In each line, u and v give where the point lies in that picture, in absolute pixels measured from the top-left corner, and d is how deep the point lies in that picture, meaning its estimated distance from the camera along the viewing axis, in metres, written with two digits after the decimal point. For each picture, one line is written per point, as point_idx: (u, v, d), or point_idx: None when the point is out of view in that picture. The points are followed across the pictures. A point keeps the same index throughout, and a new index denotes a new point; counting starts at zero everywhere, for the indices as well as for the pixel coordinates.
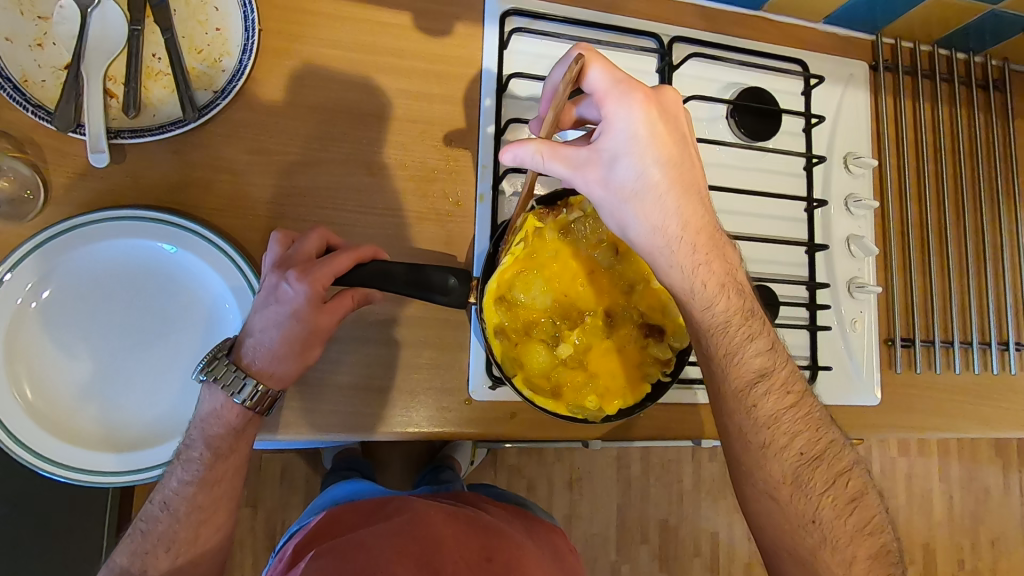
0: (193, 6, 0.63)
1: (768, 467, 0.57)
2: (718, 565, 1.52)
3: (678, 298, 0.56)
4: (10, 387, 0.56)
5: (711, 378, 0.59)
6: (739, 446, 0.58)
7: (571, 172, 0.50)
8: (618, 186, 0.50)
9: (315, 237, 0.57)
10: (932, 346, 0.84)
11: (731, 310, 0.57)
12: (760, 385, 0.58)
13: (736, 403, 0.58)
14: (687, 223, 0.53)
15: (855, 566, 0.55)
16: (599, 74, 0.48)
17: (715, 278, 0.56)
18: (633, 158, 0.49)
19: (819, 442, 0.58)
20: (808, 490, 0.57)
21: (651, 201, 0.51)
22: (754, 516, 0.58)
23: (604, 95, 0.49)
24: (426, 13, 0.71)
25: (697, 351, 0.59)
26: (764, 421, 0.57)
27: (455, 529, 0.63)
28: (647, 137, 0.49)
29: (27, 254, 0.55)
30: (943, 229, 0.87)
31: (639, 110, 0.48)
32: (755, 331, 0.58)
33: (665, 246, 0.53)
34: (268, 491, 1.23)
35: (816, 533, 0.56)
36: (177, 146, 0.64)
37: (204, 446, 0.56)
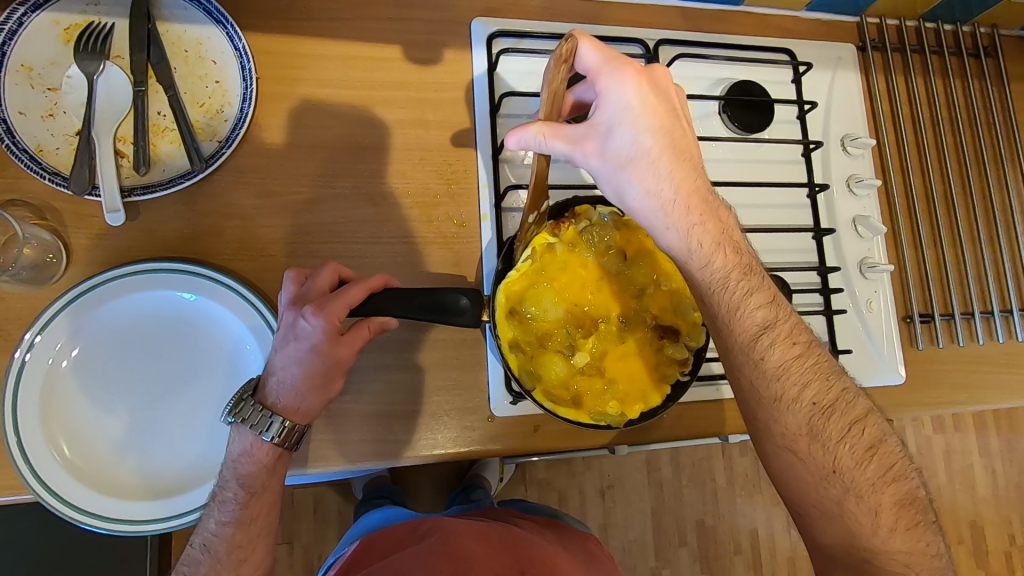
0: (192, 61, 0.66)
1: (783, 421, 0.56)
2: (761, 562, 1.49)
3: (677, 257, 0.55)
4: (47, 445, 0.57)
5: (715, 333, 0.57)
6: (752, 401, 0.56)
7: (569, 147, 0.50)
8: (614, 155, 0.50)
9: (327, 272, 0.58)
10: (952, 319, 0.83)
11: (728, 266, 0.55)
12: (766, 338, 0.55)
13: (743, 358, 0.56)
14: (682, 184, 0.53)
15: (881, 514, 0.55)
16: (591, 50, 0.47)
17: (708, 237, 0.55)
18: (627, 128, 0.49)
19: (832, 391, 0.56)
20: (826, 441, 0.55)
21: (645, 167, 0.51)
22: (777, 471, 0.57)
23: (597, 71, 0.48)
24: (415, 45, 0.73)
25: (700, 308, 0.57)
26: (774, 373, 0.55)
27: (490, 546, 0.63)
28: (640, 109, 0.49)
29: (54, 315, 0.57)
30: (950, 200, 0.87)
31: (630, 83, 0.48)
32: (753, 281, 0.56)
33: (660, 208, 0.53)
34: (302, 526, 1.24)
35: (839, 484, 0.55)
36: (188, 197, 0.66)
37: (238, 486, 0.57)
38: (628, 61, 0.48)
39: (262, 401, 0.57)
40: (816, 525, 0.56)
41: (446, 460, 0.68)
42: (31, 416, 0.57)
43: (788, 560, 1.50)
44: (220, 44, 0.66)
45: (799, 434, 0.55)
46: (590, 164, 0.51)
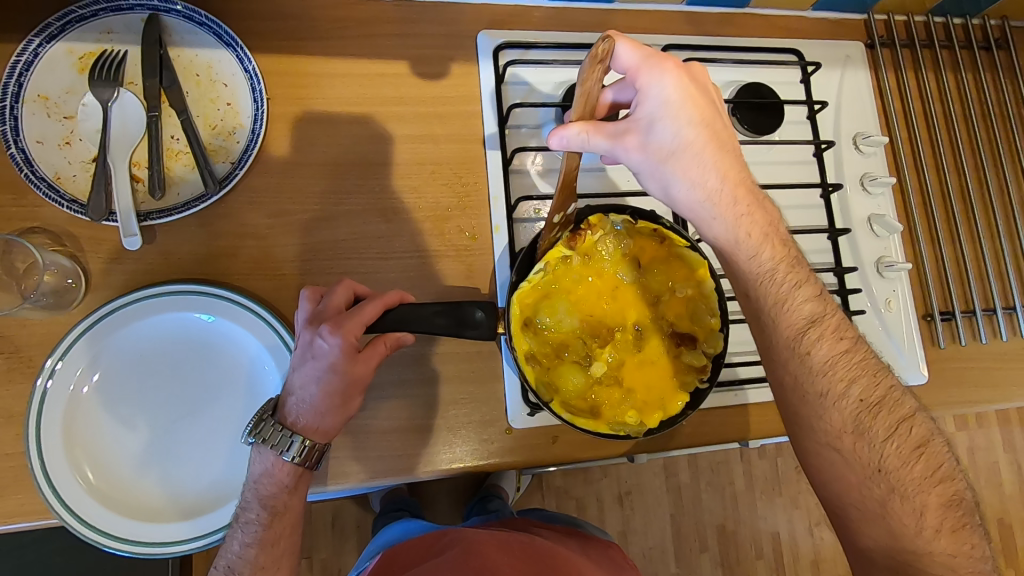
0: (203, 85, 0.66)
1: (828, 418, 0.56)
2: (785, 566, 1.47)
3: (724, 250, 0.57)
4: (71, 471, 0.58)
5: (758, 327, 0.58)
6: (797, 396, 0.57)
7: (611, 143, 0.51)
8: (657, 149, 0.52)
9: (342, 290, 0.58)
10: (974, 316, 0.82)
11: (777, 259, 0.57)
12: (813, 331, 0.56)
13: (789, 351, 0.56)
14: (726, 175, 0.55)
15: (926, 515, 0.54)
16: (630, 49, 0.49)
17: (757, 229, 0.57)
18: (669, 121, 0.51)
19: (878, 388, 0.57)
20: (871, 438, 0.56)
21: (688, 159, 0.53)
22: (818, 470, 0.57)
23: (636, 70, 0.50)
24: (422, 59, 0.73)
25: (746, 303, 0.59)
26: (820, 368, 0.56)
27: (511, 555, 0.63)
28: (682, 101, 0.51)
29: (75, 341, 0.58)
30: (967, 196, 0.86)
31: (671, 77, 0.50)
32: (798, 276, 0.58)
33: (706, 200, 0.55)
34: (321, 540, 1.24)
35: (884, 484, 0.55)
36: (202, 219, 0.66)
37: (260, 507, 0.57)
38: (666, 56, 0.51)
39: (282, 420, 0.58)
40: (857, 526, 0.56)
41: (466, 473, 0.68)
42: (55, 442, 0.57)
43: (811, 563, 1.48)
44: (231, 67, 0.67)
45: (844, 431, 0.56)
46: (632, 159, 0.53)
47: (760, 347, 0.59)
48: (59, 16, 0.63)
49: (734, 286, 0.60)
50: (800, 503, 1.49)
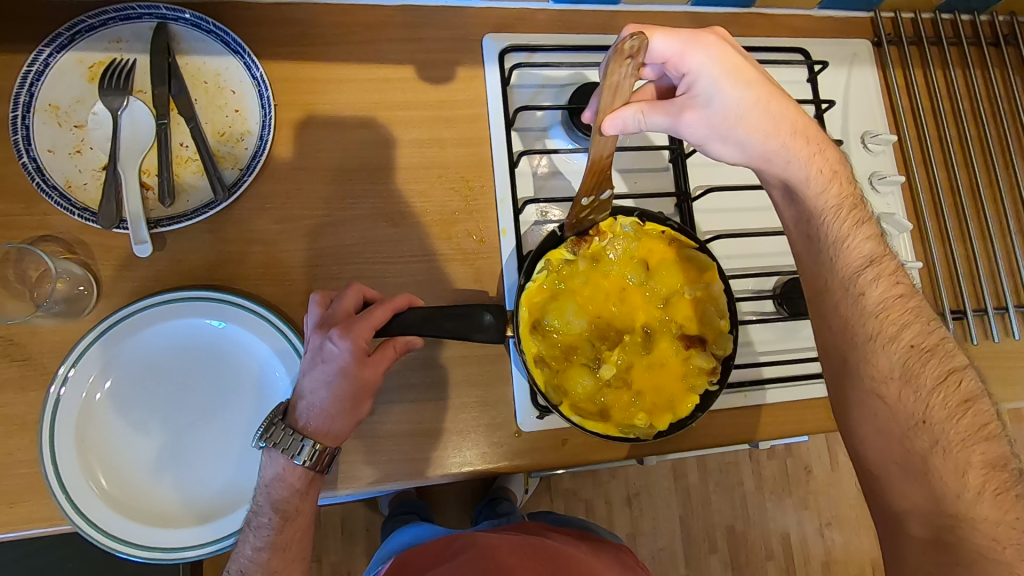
0: (211, 92, 0.67)
1: (876, 361, 0.57)
2: (795, 566, 1.46)
3: (795, 188, 0.61)
4: (84, 477, 0.58)
5: (815, 269, 0.62)
6: (847, 337, 0.59)
7: (672, 120, 0.57)
8: (715, 117, 0.57)
9: (351, 294, 0.59)
10: (986, 315, 0.81)
11: (844, 197, 0.62)
12: (869, 270, 0.59)
13: (844, 288, 0.59)
14: (786, 124, 0.59)
15: (968, 474, 0.53)
16: (667, 37, 0.53)
17: (823, 170, 0.61)
18: (724, 90, 0.56)
19: (931, 337, 0.57)
20: (918, 386, 0.56)
21: (752, 118, 0.57)
22: (861, 419, 0.57)
23: (678, 55, 0.54)
24: (427, 64, 0.73)
25: (807, 244, 0.62)
26: (874, 307, 0.58)
27: (522, 557, 0.62)
28: (728, 67, 0.55)
29: (87, 349, 0.59)
30: (977, 194, 0.85)
31: (713, 52, 0.55)
32: (856, 221, 0.61)
33: (776, 149, 0.59)
34: (331, 543, 1.25)
35: (927, 436, 0.55)
36: (211, 225, 0.67)
37: (272, 511, 0.58)
38: (701, 34, 0.54)
39: (293, 424, 0.58)
40: (895, 484, 0.55)
41: (476, 476, 0.68)
42: (69, 448, 0.58)
43: (822, 564, 1.47)
44: (239, 74, 0.68)
45: (891, 377, 0.56)
46: (695, 130, 0.58)
47: (816, 289, 0.62)
48: (69, 26, 0.63)
49: (799, 227, 0.63)
50: (810, 503, 1.48)
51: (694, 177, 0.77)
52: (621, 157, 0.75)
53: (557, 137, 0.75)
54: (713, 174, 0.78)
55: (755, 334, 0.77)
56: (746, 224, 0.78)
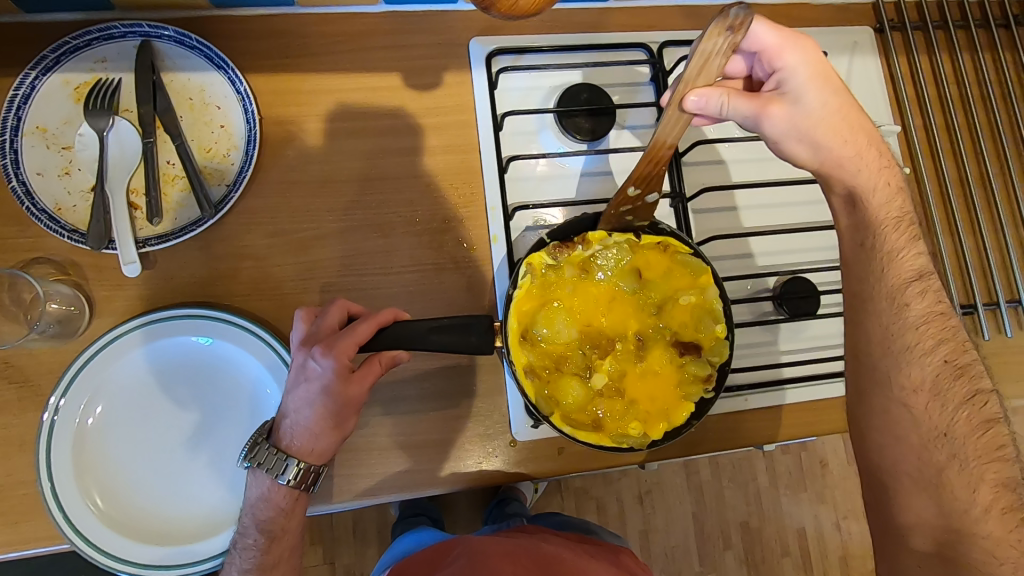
0: (197, 108, 0.67)
1: (908, 372, 0.58)
2: (812, 562, 1.44)
3: (858, 194, 0.61)
4: (81, 498, 0.59)
5: (862, 277, 0.61)
6: (884, 348, 0.59)
7: (757, 110, 0.58)
8: (800, 117, 0.58)
9: (336, 310, 0.58)
10: (998, 309, 0.78)
11: (899, 214, 0.61)
12: (917, 284, 0.59)
13: (891, 295, 0.59)
14: (861, 134, 0.61)
15: (979, 490, 0.54)
16: (772, 27, 0.56)
17: (878, 183, 0.62)
18: (815, 92, 0.58)
19: (965, 355, 0.58)
20: (945, 400, 0.57)
21: (834, 122, 0.59)
22: (884, 429, 0.58)
23: (777, 47, 0.56)
24: (414, 70, 0.73)
25: (857, 252, 0.62)
26: (916, 320, 0.58)
27: (517, 562, 0.59)
28: (820, 69, 0.58)
29: (78, 374, 0.59)
30: (988, 184, 0.82)
31: (809, 54, 0.57)
32: (910, 237, 0.61)
33: (852, 155, 0.60)
34: (344, 546, 1.26)
35: (947, 449, 0.56)
36: (201, 242, 0.67)
37: (257, 532, 0.58)
38: (799, 35, 0.57)
39: (276, 443, 0.58)
40: (903, 497, 0.57)
41: (473, 486, 0.68)
42: (65, 471, 0.58)
43: (840, 559, 1.45)
44: (223, 89, 0.67)
45: (920, 388, 0.57)
46: (777, 127, 0.59)
47: (861, 295, 0.61)
48: (53, 48, 0.63)
49: (851, 233, 0.63)
50: (826, 497, 1.46)
51: (703, 176, 0.76)
52: (613, 160, 0.74)
53: (547, 141, 0.73)
54: (715, 173, 0.76)
55: (782, 333, 0.75)
56: (769, 221, 0.76)
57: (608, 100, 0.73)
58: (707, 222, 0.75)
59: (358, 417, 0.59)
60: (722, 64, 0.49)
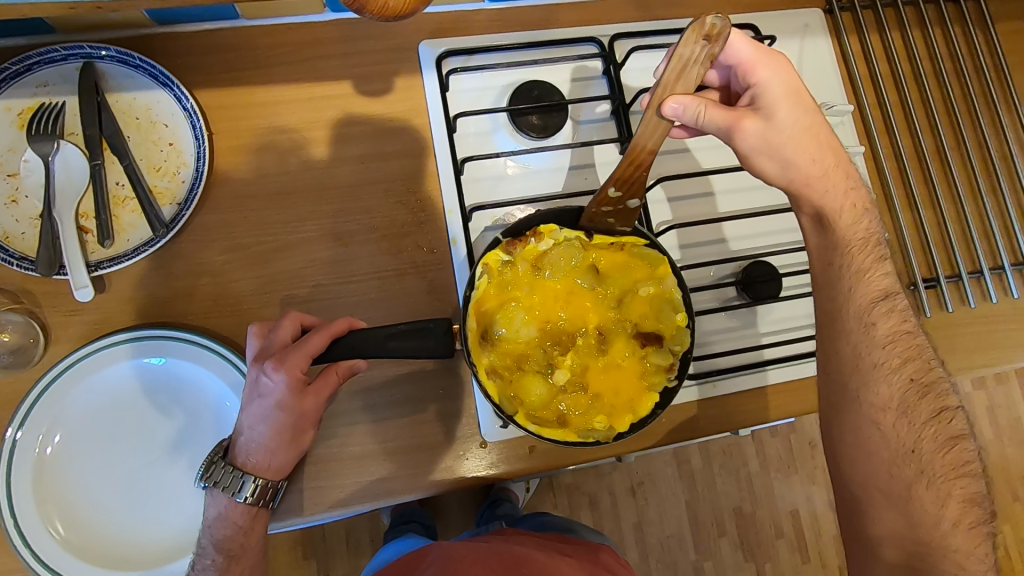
0: (144, 127, 0.66)
1: (877, 391, 0.59)
2: (805, 543, 1.44)
3: (829, 215, 0.62)
4: (43, 527, 0.59)
5: (831, 298, 0.62)
6: (849, 369, 0.60)
7: (731, 122, 0.58)
8: (771, 132, 0.59)
9: (288, 323, 0.59)
10: (960, 281, 0.79)
11: (866, 233, 0.62)
12: (882, 304, 0.61)
13: (857, 315, 0.61)
14: (829, 153, 0.61)
15: (947, 504, 0.58)
16: (748, 41, 0.57)
17: (846, 205, 0.62)
18: (788, 109, 0.59)
19: (930, 374, 0.60)
20: (913, 419, 0.59)
21: (806, 139, 0.60)
22: (856, 447, 0.60)
23: (753, 62, 0.58)
24: (364, 77, 0.72)
25: (824, 272, 0.63)
26: (881, 340, 0.60)
27: (487, 565, 0.60)
28: (793, 87, 0.59)
29: (36, 404, 0.59)
30: (944, 158, 0.83)
31: (781, 71, 0.58)
32: (876, 255, 0.62)
33: (823, 173, 0.61)
34: (337, 558, 1.25)
35: (914, 466, 0.58)
36: (155, 262, 0.66)
37: (216, 552, 0.60)
38: (775, 54, 0.59)
39: (233, 461, 0.60)
40: (875, 511, 0.59)
41: (446, 490, 0.67)
42: (26, 501, 0.59)
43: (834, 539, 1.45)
44: (170, 107, 0.67)
45: (889, 407, 0.59)
46: (749, 141, 0.59)
47: (829, 313, 0.62)
48: None
49: (820, 252, 0.63)
50: (817, 478, 1.46)
51: (671, 165, 0.76)
52: (571, 155, 0.73)
53: (502, 141, 0.72)
54: (671, 163, 0.76)
55: (760, 314, 0.75)
56: (744, 204, 0.77)
57: (560, 96, 0.72)
58: (680, 209, 0.75)
59: (315, 429, 0.62)
60: (700, 73, 0.49)
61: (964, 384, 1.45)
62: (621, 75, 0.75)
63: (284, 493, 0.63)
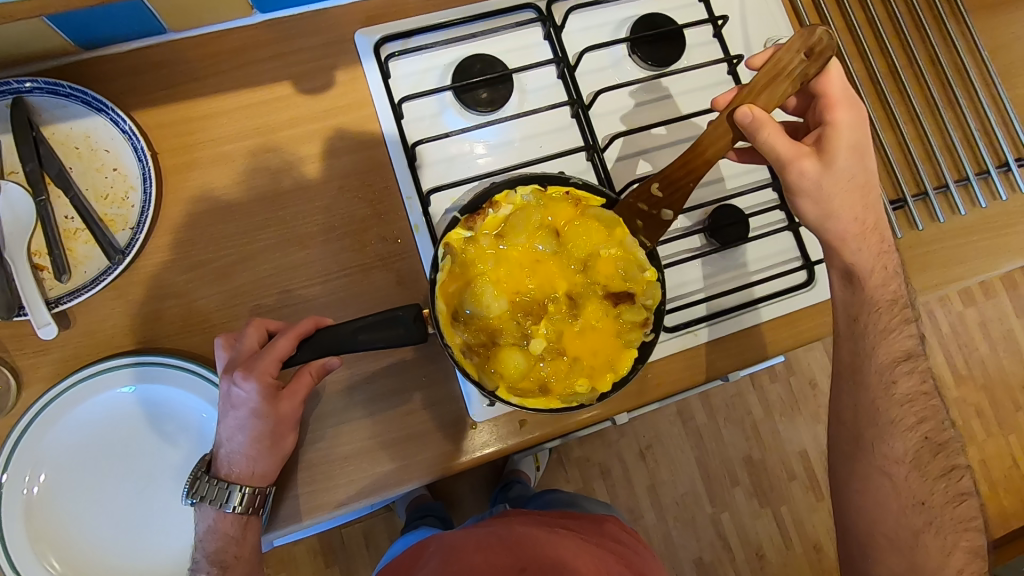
0: (86, 156, 0.65)
1: (893, 445, 0.63)
2: (819, 481, 1.45)
3: (858, 275, 0.63)
4: (40, 564, 0.61)
5: (853, 351, 0.65)
6: (868, 420, 0.64)
7: (792, 152, 0.57)
8: (824, 179, 0.58)
9: (253, 330, 0.60)
10: (927, 198, 0.79)
11: (893, 295, 0.64)
12: (903, 364, 0.65)
13: (879, 373, 0.64)
14: (871, 217, 0.61)
15: (953, 554, 0.60)
16: (841, 82, 0.59)
17: (878, 267, 0.63)
18: (847, 162, 0.58)
19: (943, 434, 0.65)
20: (923, 472, 0.63)
21: (854, 196, 0.59)
22: (869, 493, 0.63)
23: (838, 100, 0.58)
24: (303, 75, 0.70)
25: (849, 328, 0.65)
26: (901, 398, 0.64)
27: (487, 550, 0.60)
28: (862, 142, 0.58)
29: (15, 448, 0.60)
30: (897, 77, 0.82)
31: (858, 120, 0.58)
32: (902, 318, 0.65)
33: (859, 232, 0.61)
34: (358, 562, 1.25)
35: (924, 516, 0.62)
36: (116, 291, 0.65)
37: (209, 564, 0.61)
38: (862, 108, 0.59)
39: (217, 474, 0.62)
40: (877, 554, 0.62)
41: (442, 476, 0.67)
42: (20, 543, 0.60)
43: None
44: (108, 132, 0.66)
45: (902, 459, 0.63)
46: (800, 179, 0.58)
47: (850, 366, 0.65)
48: None
49: (843, 313, 0.66)
50: (822, 417, 1.47)
51: (622, 122, 0.74)
52: (524, 125, 0.72)
53: (451, 120, 0.71)
54: (623, 120, 0.74)
55: (747, 252, 0.75)
56: None
57: (503, 68, 0.71)
58: (660, 158, 0.74)
59: (296, 434, 0.63)
60: (786, 92, 0.55)
61: (952, 304, 1.46)
62: (563, 37, 0.74)
63: (279, 501, 0.64)
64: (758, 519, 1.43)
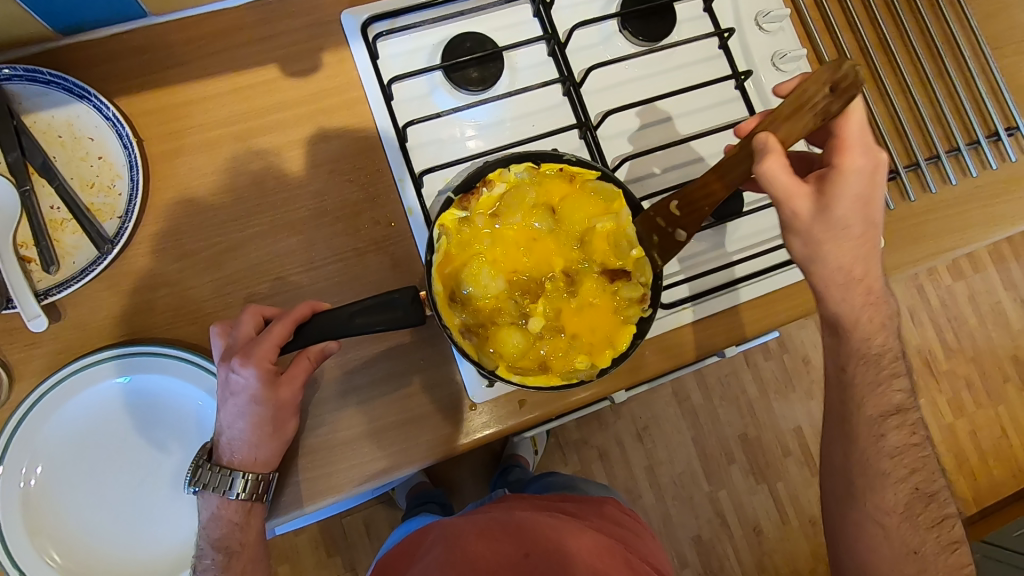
0: (69, 144, 0.64)
1: (884, 495, 0.63)
2: (813, 456, 1.47)
3: (846, 328, 0.61)
4: (40, 557, 0.60)
5: (845, 402, 0.65)
6: (859, 472, 0.64)
7: (793, 191, 0.52)
8: (815, 224, 0.54)
9: (248, 317, 0.59)
10: (919, 169, 0.79)
11: (884, 347, 0.63)
12: (894, 417, 0.64)
13: (869, 425, 0.64)
14: (864, 267, 0.58)
15: None
16: (861, 124, 0.52)
17: (875, 320, 0.61)
18: (844, 212, 0.53)
19: (933, 484, 0.65)
20: (913, 522, 0.64)
21: (845, 245, 0.55)
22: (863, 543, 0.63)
23: (851, 143, 0.52)
24: (289, 57, 0.69)
25: (840, 380, 0.65)
26: (889, 451, 0.64)
27: (489, 538, 0.60)
28: (867, 194, 0.53)
29: (11, 440, 0.59)
30: (887, 47, 0.82)
31: (868, 169, 0.53)
32: (892, 373, 0.64)
33: (846, 282, 0.58)
34: (361, 550, 1.26)
35: (916, 565, 0.62)
36: (105, 282, 0.64)
37: (214, 551, 0.62)
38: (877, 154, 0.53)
39: (219, 461, 0.61)
40: None
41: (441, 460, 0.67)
42: (19, 537, 0.60)
43: None
44: (92, 119, 0.64)
45: (894, 510, 0.63)
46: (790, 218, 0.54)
47: (840, 418, 0.65)
48: None
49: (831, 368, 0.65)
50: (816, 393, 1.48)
51: (613, 100, 0.74)
52: (516, 104, 0.71)
53: (441, 101, 0.71)
54: (614, 98, 0.74)
55: (737, 229, 0.75)
56: (703, 124, 0.75)
57: (494, 46, 0.71)
58: (651, 136, 0.74)
59: (297, 419, 0.62)
60: (808, 126, 0.47)
61: (941, 278, 1.48)
62: (553, 14, 0.73)
63: (282, 487, 0.63)
64: (755, 496, 1.45)
